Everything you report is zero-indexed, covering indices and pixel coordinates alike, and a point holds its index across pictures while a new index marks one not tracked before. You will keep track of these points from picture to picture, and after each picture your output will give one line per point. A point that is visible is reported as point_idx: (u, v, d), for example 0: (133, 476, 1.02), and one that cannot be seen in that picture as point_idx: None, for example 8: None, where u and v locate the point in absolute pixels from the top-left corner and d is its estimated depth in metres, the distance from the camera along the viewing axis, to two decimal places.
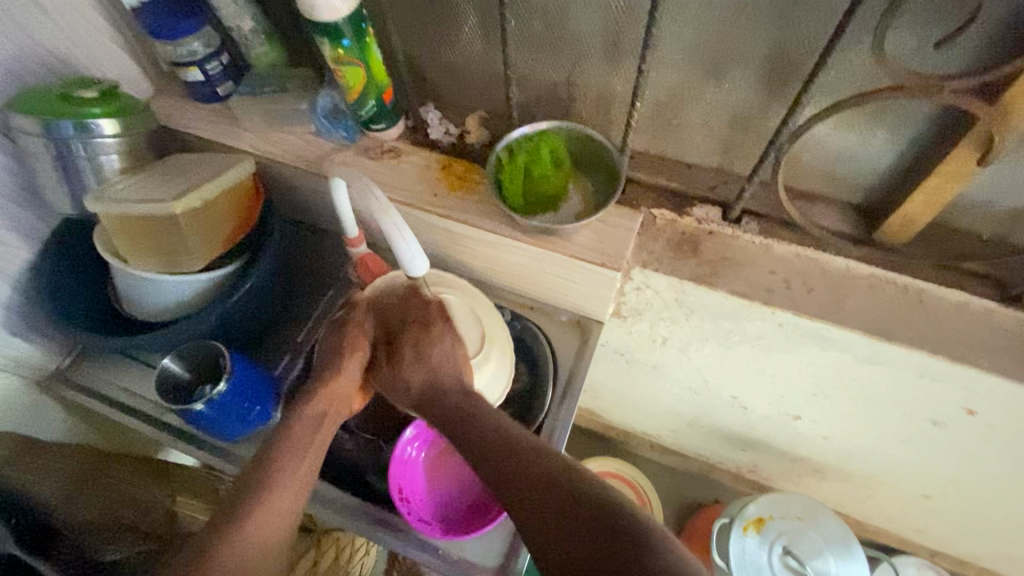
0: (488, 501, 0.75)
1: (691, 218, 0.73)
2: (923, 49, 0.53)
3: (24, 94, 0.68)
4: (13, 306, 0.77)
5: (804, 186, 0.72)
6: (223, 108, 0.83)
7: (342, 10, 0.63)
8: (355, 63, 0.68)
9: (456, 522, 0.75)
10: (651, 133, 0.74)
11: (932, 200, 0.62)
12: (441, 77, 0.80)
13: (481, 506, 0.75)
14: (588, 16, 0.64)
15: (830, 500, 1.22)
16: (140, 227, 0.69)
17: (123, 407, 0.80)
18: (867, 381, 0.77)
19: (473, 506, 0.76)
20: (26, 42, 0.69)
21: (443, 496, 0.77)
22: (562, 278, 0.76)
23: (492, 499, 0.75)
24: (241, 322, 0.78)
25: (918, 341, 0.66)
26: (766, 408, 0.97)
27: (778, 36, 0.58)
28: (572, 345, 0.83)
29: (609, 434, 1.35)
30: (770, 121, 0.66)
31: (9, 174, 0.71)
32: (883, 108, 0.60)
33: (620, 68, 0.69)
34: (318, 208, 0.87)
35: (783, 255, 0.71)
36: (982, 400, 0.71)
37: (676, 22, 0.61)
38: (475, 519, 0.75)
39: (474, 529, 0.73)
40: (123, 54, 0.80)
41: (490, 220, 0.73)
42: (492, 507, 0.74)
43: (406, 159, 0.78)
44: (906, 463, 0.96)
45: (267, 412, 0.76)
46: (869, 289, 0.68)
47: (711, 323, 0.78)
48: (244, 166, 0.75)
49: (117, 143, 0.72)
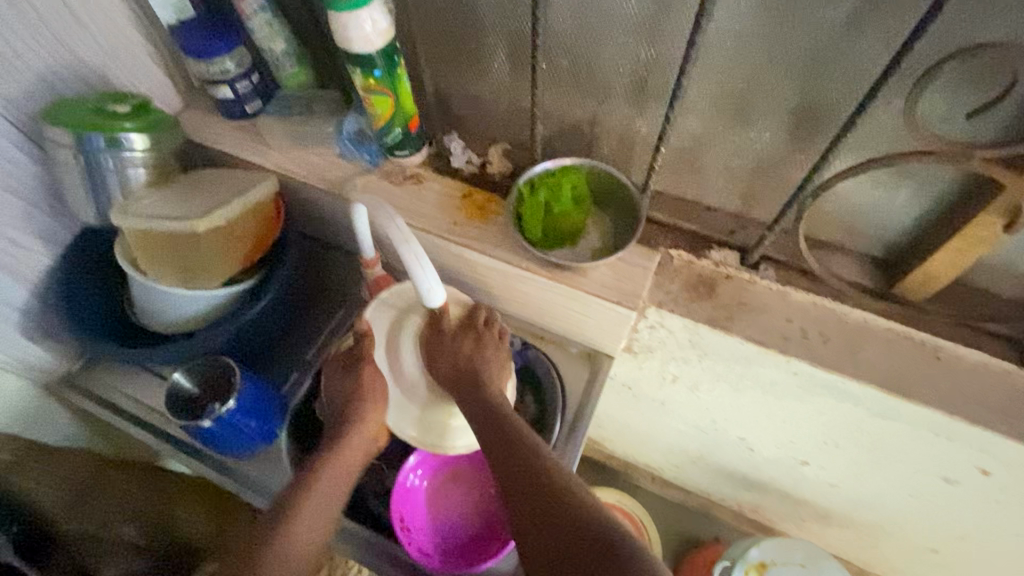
0: (488, 535, 0.75)
1: (709, 261, 0.73)
2: (953, 114, 0.53)
3: (61, 105, 0.69)
4: (29, 311, 0.77)
5: (823, 235, 0.72)
6: (249, 125, 0.84)
7: (375, 42, 0.64)
8: (384, 93, 0.69)
9: (465, 553, 0.74)
10: (672, 174, 0.74)
11: (954, 260, 0.62)
12: (467, 107, 0.81)
13: (480, 539, 0.75)
14: (617, 58, 0.65)
15: (833, 546, 1.20)
16: (165, 242, 0.70)
17: (130, 416, 0.80)
18: (880, 434, 0.76)
19: (473, 539, 0.75)
20: (65, 55, 0.70)
21: (444, 526, 0.76)
22: (577, 313, 0.76)
23: (493, 532, 0.75)
24: (253, 339, 0.78)
25: (934, 400, 0.65)
26: (773, 451, 0.95)
27: (806, 89, 0.58)
28: (582, 378, 0.83)
29: (611, 463, 1.33)
30: (794, 171, 0.66)
31: (36, 181, 0.72)
32: (909, 169, 0.60)
33: (646, 111, 0.69)
34: (335, 228, 0.88)
35: (799, 302, 0.70)
36: (998, 462, 0.70)
37: (706, 72, 0.61)
38: (473, 552, 0.74)
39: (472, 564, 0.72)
40: (156, 68, 0.81)
41: (508, 251, 0.73)
42: (493, 541, 0.74)
43: (428, 186, 0.79)
44: (916, 516, 0.94)
45: (272, 432, 0.76)
46: (886, 343, 0.68)
47: (724, 365, 0.77)
48: (267, 185, 0.76)
49: (144, 157, 0.73)
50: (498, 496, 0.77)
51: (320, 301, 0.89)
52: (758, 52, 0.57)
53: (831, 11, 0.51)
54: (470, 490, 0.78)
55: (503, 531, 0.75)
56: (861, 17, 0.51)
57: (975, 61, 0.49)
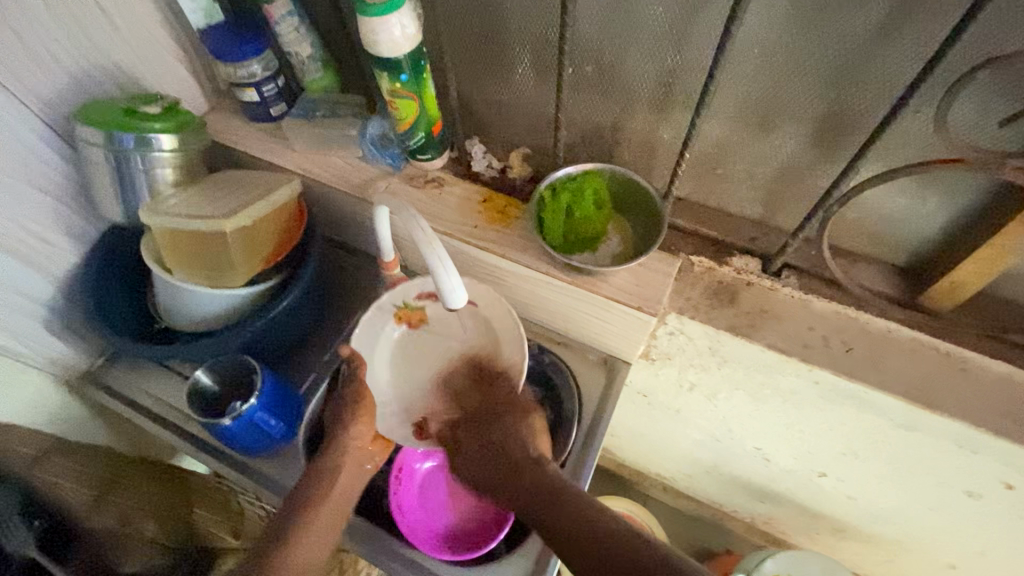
0: (476, 533, 0.75)
1: (730, 268, 0.73)
2: (983, 122, 0.53)
3: (92, 105, 0.70)
4: (54, 307, 0.78)
5: (846, 244, 0.72)
6: (274, 128, 0.85)
7: (403, 47, 0.65)
8: (410, 97, 0.70)
9: (449, 542, 0.74)
10: (694, 181, 0.74)
11: (981, 269, 0.62)
12: (489, 112, 0.81)
13: (468, 536, 0.75)
14: (642, 65, 0.65)
15: (848, 561, 1.18)
16: (190, 241, 0.71)
17: (151, 414, 0.81)
18: (901, 446, 0.75)
19: (461, 535, 0.75)
20: (97, 56, 0.71)
21: (434, 518, 0.77)
22: (596, 318, 0.76)
23: (481, 530, 0.75)
24: (274, 340, 0.79)
25: (959, 411, 0.64)
26: (790, 462, 0.95)
27: (833, 98, 0.58)
28: (599, 384, 0.83)
29: (622, 472, 1.33)
30: (818, 178, 0.66)
31: (66, 179, 0.73)
32: (937, 177, 0.60)
33: (668, 117, 0.69)
34: (355, 231, 0.89)
35: (821, 310, 0.70)
36: (1022, 476, 0.69)
37: (731, 80, 0.61)
38: (458, 545, 0.74)
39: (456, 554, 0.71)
40: (184, 71, 0.82)
41: (529, 255, 0.74)
42: (481, 539, 0.74)
43: (449, 190, 0.79)
44: (936, 531, 0.92)
45: (290, 432, 0.76)
46: (909, 353, 0.67)
47: (743, 373, 0.77)
48: (292, 186, 0.77)
49: (173, 158, 0.74)
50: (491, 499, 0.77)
51: (338, 304, 0.90)
52: (784, 58, 0.57)
53: (863, 18, 0.51)
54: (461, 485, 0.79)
55: (486, 527, 0.75)
56: (893, 24, 0.51)
57: (1007, 71, 0.49)
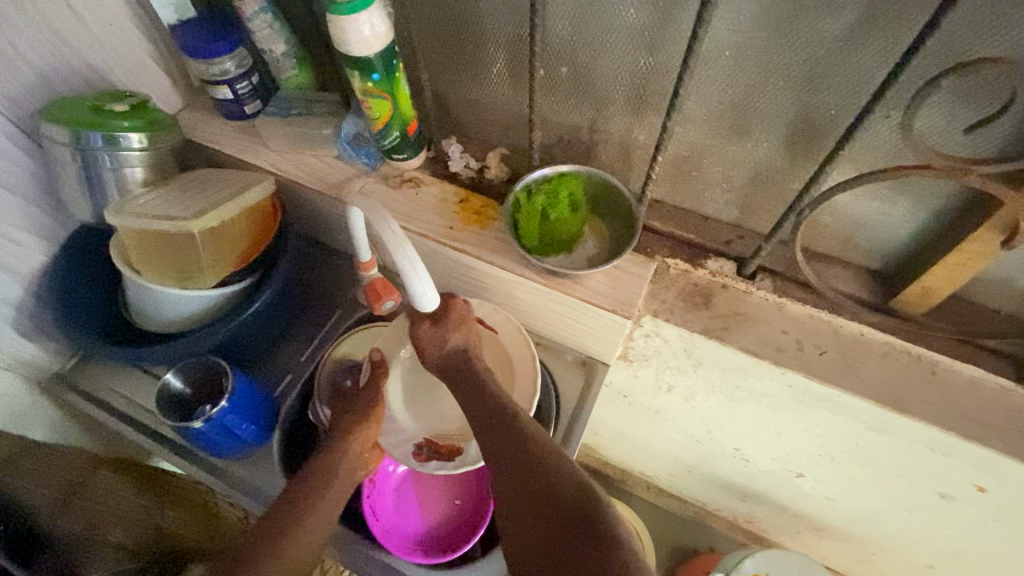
0: (452, 536, 0.75)
1: (706, 270, 0.73)
2: (950, 129, 0.53)
3: (59, 102, 0.69)
4: (24, 307, 0.77)
5: (820, 247, 0.72)
6: (248, 126, 0.84)
7: (374, 47, 0.64)
8: (382, 96, 0.69)
9: (423, 545, 0.74)
10: (669, 182, 0.74)
11: (951, 275, 0.62)
12: (465, 111, 0.81)
13: (442, 539, 0.75)
14: (616, 66, 0.65)
15: (827, 559, 1.19)
16: (159, 242, 0.70)
17: (124, 415, 0.80)
18: (875, 448, 0.75)
19: (435, 539, 0.75)
20: (63, 52, 0.70)
21: (407, 523, 0.76)
22: (573, 320, 0.75)
23: (456, 533, 0.75)
24: (247, 340, 0.78)
25: (930, 415, 0.64)
26: (769, 463, 0.95)
27: (805, 101, 0.58)
28: (577, 386, 0.82)
29: (606, 471, 1.32)
30: (792, 182, 0.66)
31: (34, 178, 0.72)
32: (906, 183, 0.60)
33: (643, 119, 0.69)
34: (331, 231, 0.87)
35: (795, 314, 0.70)
36: (993, 479, 0.69)
37: (705, 83, 0.61)
38: (433, 548, 0.74)
39: (430, 558, 0.71)
40: (156, 68, 0.81)
41: (504, 257, 0.73)
42: (456, 541, 0.74)
43: (425, 190, 0.79)
44: (911, 531, 0.93)
45: (263, 434, 0.75)
46: (881, 356, 0.67)
47: (719, 375, 0.77)
48: (265, 185, 0.75)
49: (143, 156, 0.73)
50: (465, 504, 0.77)
51: (317, 302, 0.89)
52: (757, 61, 0.57)
53: (835, 22, 0.51)
54: (435, 491, 0.79)
55: (461, 530, 0.75)
56: (863, 28, 0.51)
57: (972, 79, 0.49)
